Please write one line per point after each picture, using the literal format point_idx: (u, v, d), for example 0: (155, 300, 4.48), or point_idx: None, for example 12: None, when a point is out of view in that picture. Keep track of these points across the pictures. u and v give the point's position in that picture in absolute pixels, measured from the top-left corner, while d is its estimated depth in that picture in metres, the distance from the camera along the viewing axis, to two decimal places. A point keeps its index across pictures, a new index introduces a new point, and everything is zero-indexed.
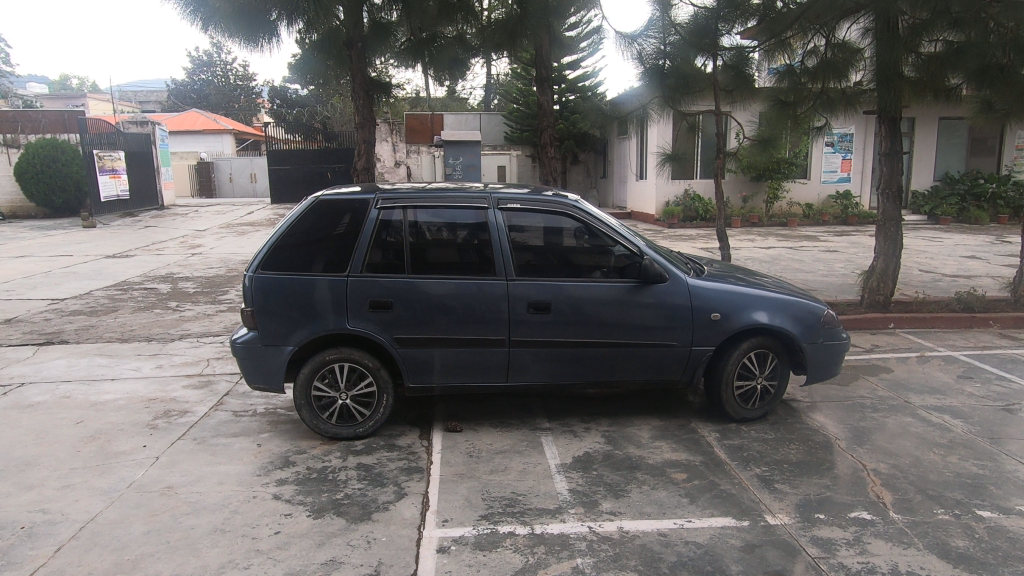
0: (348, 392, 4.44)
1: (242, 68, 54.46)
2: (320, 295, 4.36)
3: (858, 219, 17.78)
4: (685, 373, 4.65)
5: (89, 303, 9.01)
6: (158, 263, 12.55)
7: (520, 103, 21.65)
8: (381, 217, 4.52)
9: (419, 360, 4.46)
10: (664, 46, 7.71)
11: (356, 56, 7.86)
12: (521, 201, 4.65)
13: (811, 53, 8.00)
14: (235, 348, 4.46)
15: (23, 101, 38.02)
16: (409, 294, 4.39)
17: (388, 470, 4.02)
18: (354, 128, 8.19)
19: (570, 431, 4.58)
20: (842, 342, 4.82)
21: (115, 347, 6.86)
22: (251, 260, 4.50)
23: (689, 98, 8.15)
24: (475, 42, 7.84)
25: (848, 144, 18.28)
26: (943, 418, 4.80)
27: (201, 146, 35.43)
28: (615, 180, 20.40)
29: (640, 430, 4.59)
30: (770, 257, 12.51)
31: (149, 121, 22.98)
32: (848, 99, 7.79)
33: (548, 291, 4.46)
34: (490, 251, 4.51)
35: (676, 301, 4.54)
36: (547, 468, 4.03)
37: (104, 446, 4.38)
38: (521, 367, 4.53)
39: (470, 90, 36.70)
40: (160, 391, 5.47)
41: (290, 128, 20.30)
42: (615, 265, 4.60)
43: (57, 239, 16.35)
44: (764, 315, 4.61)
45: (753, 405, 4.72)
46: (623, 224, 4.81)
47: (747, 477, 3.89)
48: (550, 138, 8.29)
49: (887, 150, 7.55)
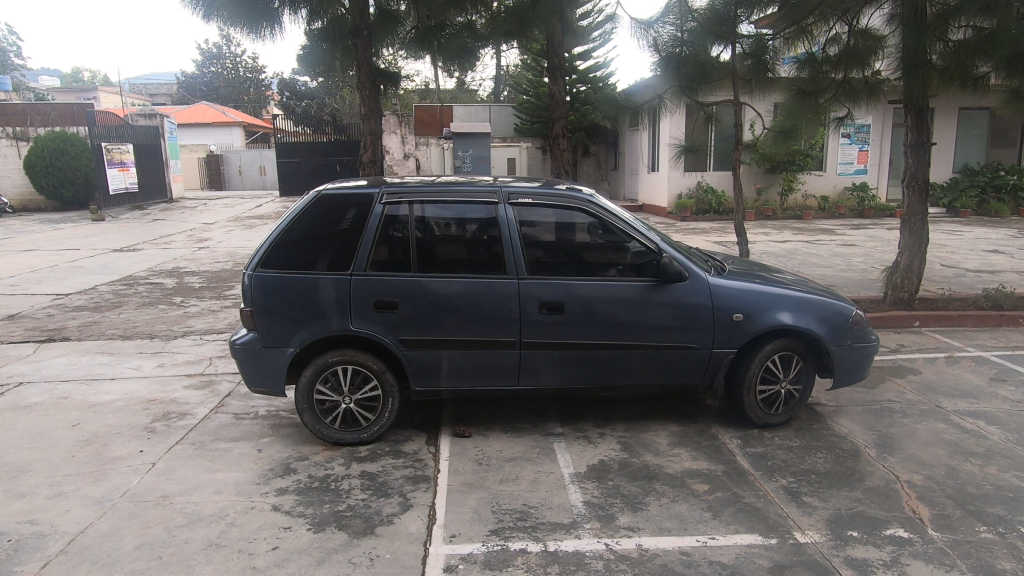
0: (352, 396, 4.25)
1: (251, 59, 54.30)
2: (322, 294, 4.17)
3: (875, 212, 17.42)
4: (705, 376, 4.42)
5: (94, 299, 8.88)
6: (164, 258, 12.41)
7: (529, 94, 21.31)
8: (386, 212, 4.32)
9: (426, 362, 4.26)
10: (681, 32, 7.50)
11: (361, 45, 7.68)
12: (532, 195, 4.43)
13: (832, 40, 7.59)
14: (234, 350, 4.27)
15: (34, 95, 37.82)
16: (416, 293, 4.19)
17: (393, 479, 3.83)
18: (360, 119, 7.91)
19: (584, 436, 4.37)
20: (871, 344, 4.58)
21: (117, 344, 6.72)
22: (250, 257, 4.30)
23: (706, 88, 7.95)
24: (485, 31, 7.54)
25: (865, 135, 17.86)
26: (978, 424, 4.55)
27: (210, 139, 35.34)
28: (627, 172, 20.10)
29: (658, 436, 4.37)
30: (786, 251, 12.21)
31: (158, 114, 22.68)
32: (870, 89, 7.46)
33: (561, 290, 4.24)
34: (499, 248, 4.29)
35: (696, 301, 4.31)
36: (560, 477, 3.82)
37: (100, 451, 4.22)
38: (533, 369, 4.32)
39: (479, 81, 36.33)
40: (160, 391, 5.31)
41: (299, 121, 20.15)
42: (632, 262, 4.37)
43: (65, 233, 16.26)
44: (789, 316, 4.37)
45: (776, 410, 4.49)
46: (638, 220, 4.59)
47: (773, 489, 3.66)
48: (562, 130, 7.99)
49: (914, 141, 7.21)
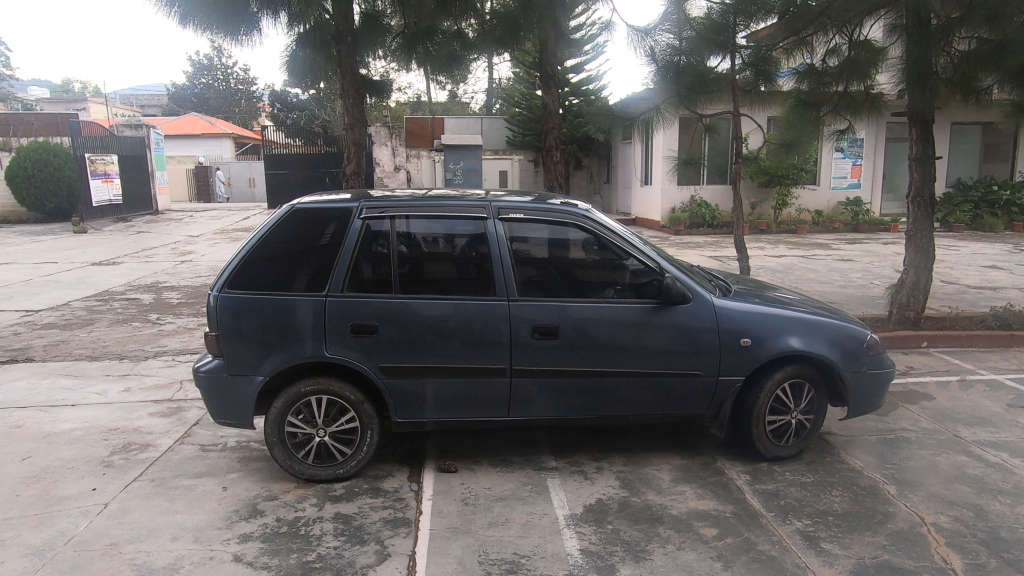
0: (327, 429, 3.88)
1: (242, 71, 54.10)
2: (296, 316, 3.83)
3: (869, 226, 17.24)
4: (711, 406, 4.10)
5: (65, 316, 8.46)
6: (144, 272, 12.00)
7: (522, 106, 21.28)
8: (366, 227, 3.99)
9: (409, 391, 3.91)
10: (679, 41, 7.28)
11: (345, 52, 7.34)
12: (524, 210, 4.12)
13: (832, 52, 7.33)
14: (198, 378, 3.90)
15: (22, 105, 37.19)
16: (398, 316, 3.86)
17: (369, 523, 3.47)
18: (344, 129, 7.60)
19: (580, 472, 4.03)
20: (887, 371, 4.28)
21: (83, 366, 6.32)
22: (217, 276, 3.95)
23: (704, 100, 7.74)
24: (476, 40, 7.33)
25: (857, 149, 17.74)
26: (1002, 457, 4.24)
27: (199, 150, 34.99)
28: (620, 186, 19.87)
29: (659, 471, 4.03)
30: (782, 266, 11.95)
31: (144, 124, 22.30)
32: (872, 102, 7.38)
33: (556, 313, 3.92)
34: (489, 267, 3.97)
35: (701, 324, 4.00)
36: (555, 520, 3.47)
37: (48, 489, 3.83)
38: (525, 399, 3.98)
39: (472, 92, 36.15)
40: (123, 420, 4.92)
41: (290, 133, 19.11)
42: (631, 282, 4.07)
43: (44, 245, 15.81)
44: (800, 340, 4.06)
45: (787, 442, 4.16)
46: (635, 235, 4.29)
47: (788, 534, 3.33)
48: (555, 141, 7.67)
49: (920, 155, 6.95)
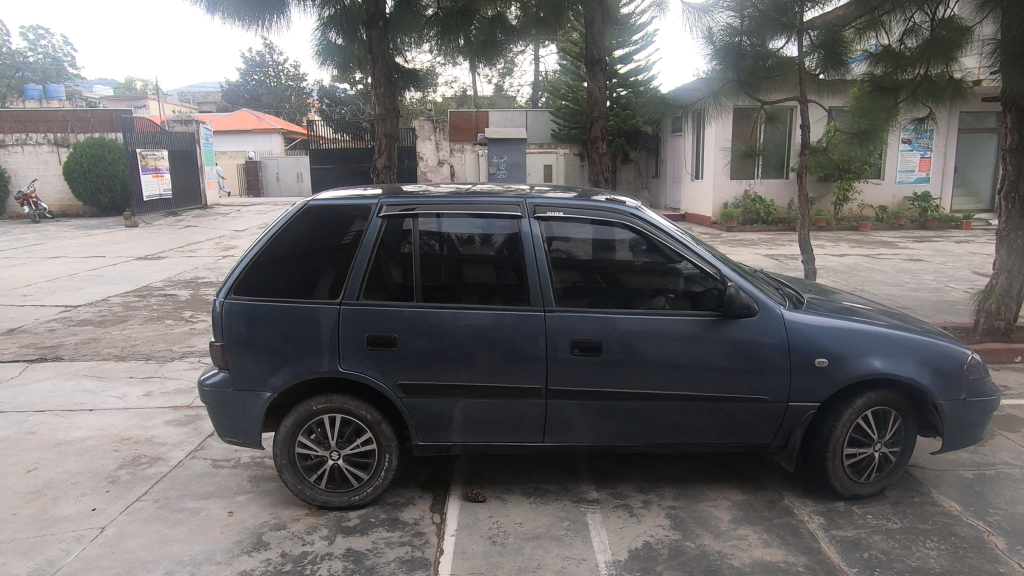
0: (341, 451, 3.50)
1: (293, 67, 54.94)
2: (313, 325, 3.45)
3: (938, 223, 16.10)
4: (778, 435, 3.55)
5: (103, 312, 8.38)
6: (185, 267, 11.97)
7: (567, 99, 20.75)
8: (387, 226, 3.57)
9: (432, 412, 3.49)
10: (741, 20, 6.69)
11: (377, 37, 6.95)
12: (564, 208, 3.63)
13: (911, 31, 6.42)
14: (203, 393, 3.57)
15: (86, 103, 38.46)
16: (421, 326, 3.44)
17: (382, 563, 3.06)
18: (374, 120, 7.21)
19: (624, 506, 3.54)
20: (991, 398, 3.65)
21: (109, 366, 6.14)
22: (225, 280, 3.61)
23: (768, 86, 7.12)
24: (518, 25, 7.04)
25: (927, 141, 16.55)
26: None
27: (249, 145, 35.61)
28: (668, 180, 19.11)
29: (717, 509, 3.51)
30: (846, 266, 11.13)
31: (195, 120, 22.65)
32: (956, 87, 6.43)
33: (599, 326, 3.43)
34: (523, 272, 3.51)
35: (768, 341, 3.44)
36: (594, 568, 3.00)
37: (46, 508, 3.56)
38: (563, 423, 3.51)
39: (518, 85, 35.63)
40: (138, 428, 4.66)
41: (338, 127, 18.57)
42: (686, 289, 3.56)
43: (96, 239, 16.09)
44: (887, 362, 3.47)
45: (867, 478, 3.58)
46: (692, 236, 3.77)
47: None
48: (602, 132, 7.12)
49: (1015, 144, 6.10)
